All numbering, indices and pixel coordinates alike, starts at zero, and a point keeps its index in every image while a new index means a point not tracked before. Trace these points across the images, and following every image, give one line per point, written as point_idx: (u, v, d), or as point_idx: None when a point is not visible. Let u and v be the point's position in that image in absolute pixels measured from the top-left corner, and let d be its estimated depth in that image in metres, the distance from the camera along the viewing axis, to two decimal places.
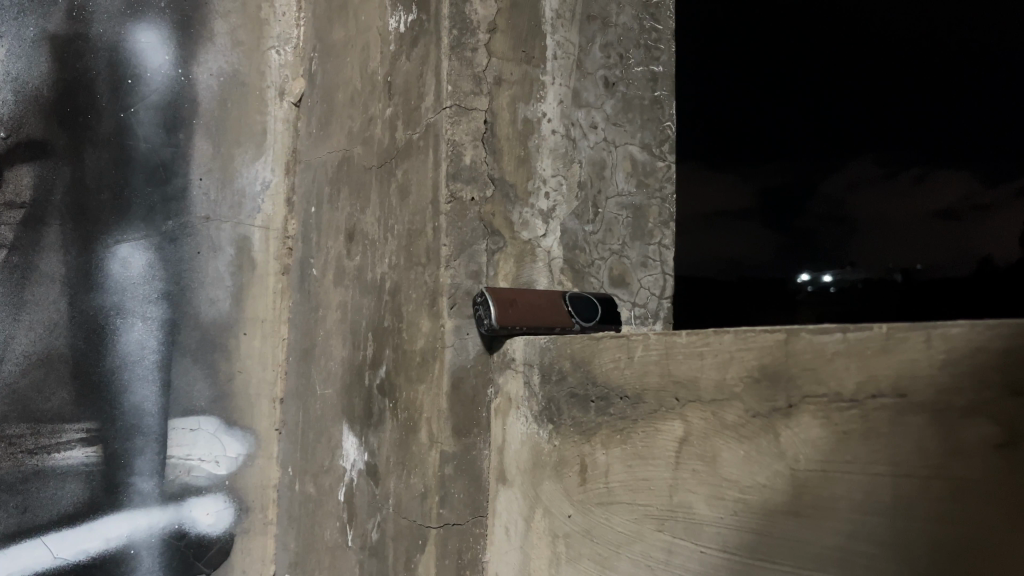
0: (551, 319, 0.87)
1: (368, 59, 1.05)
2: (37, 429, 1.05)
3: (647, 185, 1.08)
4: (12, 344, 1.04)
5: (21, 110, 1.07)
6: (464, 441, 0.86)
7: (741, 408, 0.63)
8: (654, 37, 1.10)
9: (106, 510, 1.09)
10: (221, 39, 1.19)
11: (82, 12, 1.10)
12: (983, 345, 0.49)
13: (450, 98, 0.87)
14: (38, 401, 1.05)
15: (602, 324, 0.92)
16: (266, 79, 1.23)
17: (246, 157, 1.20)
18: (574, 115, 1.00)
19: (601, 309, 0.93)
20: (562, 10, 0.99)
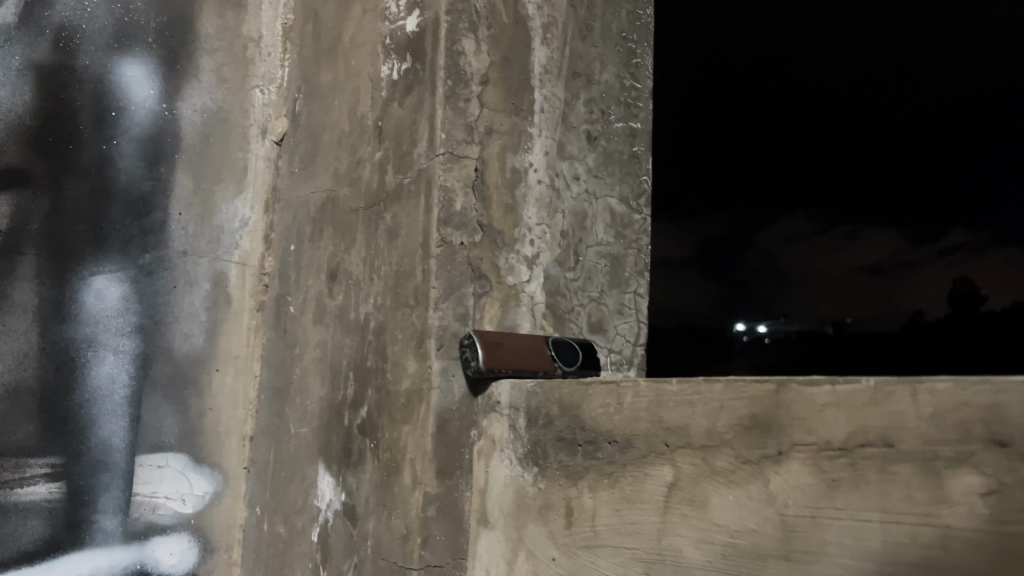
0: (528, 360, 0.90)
1: (357, 103, 1.07)
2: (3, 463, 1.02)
3: (625, 237, 1.12)
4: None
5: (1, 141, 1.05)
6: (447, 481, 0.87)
7: (731, 454, 0.66)
8: (633, 95, 1.14)
9: (67, 548, 1.05)
10: (206, 76, 1.21)
11: (70, 43, 1.10)
12: (968, 400, 0.54)
13: (444, 145, 0.90)
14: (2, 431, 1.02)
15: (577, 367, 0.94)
16: (249, 118, 1.24)
17: (226, 194, 1.21)
18: (559, 166, 1.03)
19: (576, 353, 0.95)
20: (549, 66, 1.03)
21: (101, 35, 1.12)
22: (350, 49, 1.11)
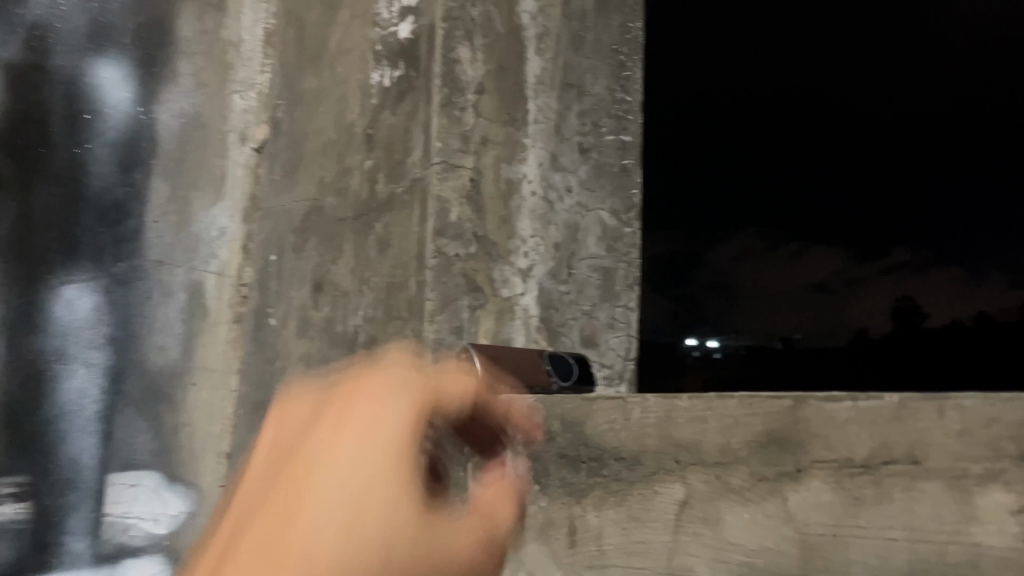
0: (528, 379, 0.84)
1: (344, 110, 1.04)
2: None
3: (615, 250, 1.09)
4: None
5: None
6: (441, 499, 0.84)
7: (746, 471, 0.65)
8: (623, 108, 1.11)
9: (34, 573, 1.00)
10: (184, 79, 1.17)
11: (42, 43, 1.06)
12: (998, 417, 0.54)
13: (439, 155, 0.88)
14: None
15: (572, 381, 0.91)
16: (228, 124, 1.21)
17: (203, 202, 1.18)
18: (552, 177, 1.02)
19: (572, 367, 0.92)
20: (542, 77, 1.02)
21: (73, 33, 1.08)
22: (336, 56, 1.08)
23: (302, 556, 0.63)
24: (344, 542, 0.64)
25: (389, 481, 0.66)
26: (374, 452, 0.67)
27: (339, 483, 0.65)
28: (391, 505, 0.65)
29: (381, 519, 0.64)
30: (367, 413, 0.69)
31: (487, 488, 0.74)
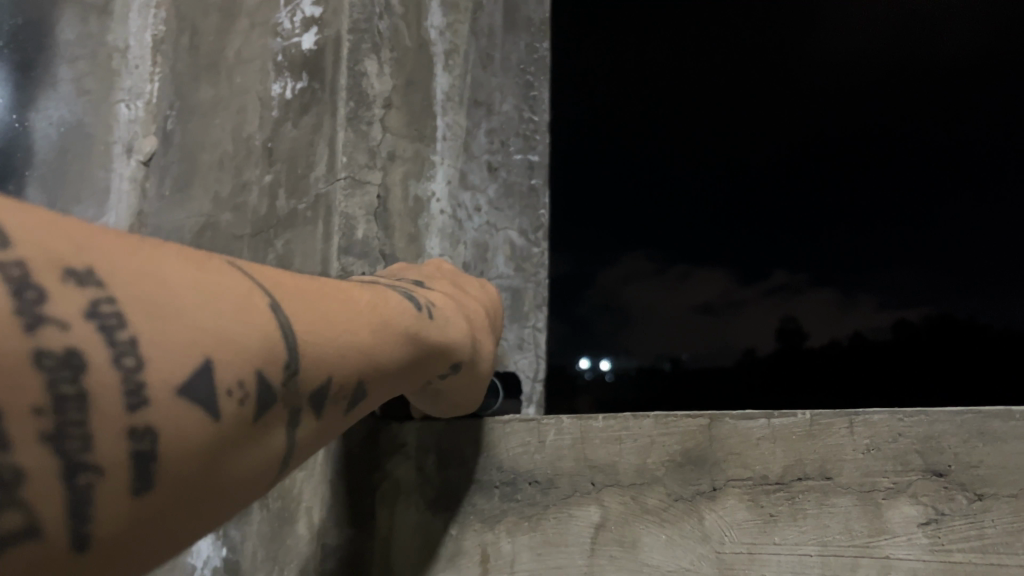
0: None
1: (243, 122, 0.99)
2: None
3: (524, 271, 1.07)
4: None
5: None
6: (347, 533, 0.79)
7: (663, 491, 0.64)
8: (531, 128, 1.11)
9: None
10: (64, 86, 1.09)
11: None
12: (904, 431, 0.56)
13: (345, 170, 0.86)
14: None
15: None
16: (113, 134, 1.14)
17: (85, 216, 1.10)
18: (460, 197, 1.01)
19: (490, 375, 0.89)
20: (451, 94, 1.00)
21: None
22: (235, 65, 1.03)
23: (334, 338, 0.46)
24: (416, 333, 0.54)
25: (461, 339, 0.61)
26: (464, 316, 0.64)
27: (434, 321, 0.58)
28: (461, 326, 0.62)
29: (458, 333, 0.61)
30: (464, 278, 0.73)
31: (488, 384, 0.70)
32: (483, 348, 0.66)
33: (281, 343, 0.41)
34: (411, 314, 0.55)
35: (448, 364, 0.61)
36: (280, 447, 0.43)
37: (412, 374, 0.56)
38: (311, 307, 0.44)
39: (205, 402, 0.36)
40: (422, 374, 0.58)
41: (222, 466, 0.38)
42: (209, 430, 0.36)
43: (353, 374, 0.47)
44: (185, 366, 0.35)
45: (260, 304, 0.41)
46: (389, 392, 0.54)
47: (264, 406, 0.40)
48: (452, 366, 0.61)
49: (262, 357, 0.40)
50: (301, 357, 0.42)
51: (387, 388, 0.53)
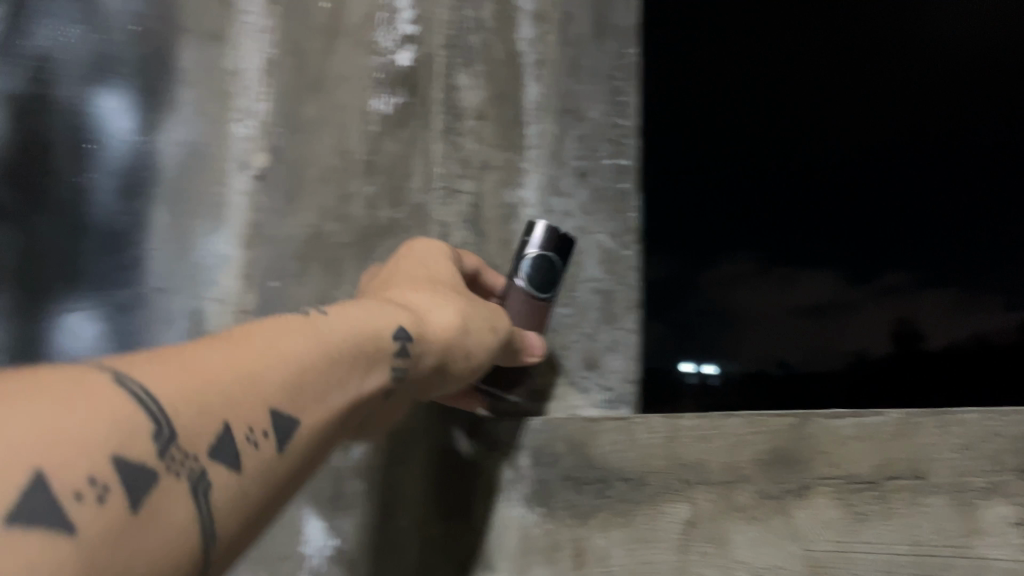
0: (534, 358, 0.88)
1: (347, 137, 1.05)
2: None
3: (615, 274, 1.06)
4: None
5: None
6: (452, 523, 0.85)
7: (750, 489, 0.66)
8: (619, 133, 1.09)
9: None
10: (183, 109, 1.15)
11: (48, 74, 1.12)
12: (1001, 431, 0.57)
13: (440, 180, 1.03)
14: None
15: (565, 239, 0.92)
16: (229, 152, 1.15)
17: (203, 230, 1.14)
18: (551, 203, 1.05)
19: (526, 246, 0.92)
20: (543, 104, 1.07)
21: (77, 66, 1.13)
22: (338, 84, 1.12)
23: (213, 381, 0.44)
24: (316, 338, 0.54)
25: (379, 325, 0.61)
26: (391, 312, 0.64)
27: (334, 323, 0.57)
28: (374, 314, 0.61)
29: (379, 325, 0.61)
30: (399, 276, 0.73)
31: (467, 343, 0.71)
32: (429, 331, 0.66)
33: (140, 410, 0.39)
34: (298, 326, 0.54)
35: (386, 345, 0.60)
36: (189, 522, 0.40)
37: (344, 374, 0.55)
38: (171, 362, 0.43)
39: (51, 515, 0.34)
40: (363, 374, 0.57)
41: (123, 565, 0.36)
42: (64, 542, 0.34)
43: (256, 407, 0.46)
44: (15, 482, 0.33)
45: (100, 384, 0.38)
46: (334, 399, 0.54)
47: (137, 491, 0.38)
48: (392, 347, 0.61)
49: (115, 439, 0.37)
50: (172, 418, 0.41)
51: (326, 396, 0.53)
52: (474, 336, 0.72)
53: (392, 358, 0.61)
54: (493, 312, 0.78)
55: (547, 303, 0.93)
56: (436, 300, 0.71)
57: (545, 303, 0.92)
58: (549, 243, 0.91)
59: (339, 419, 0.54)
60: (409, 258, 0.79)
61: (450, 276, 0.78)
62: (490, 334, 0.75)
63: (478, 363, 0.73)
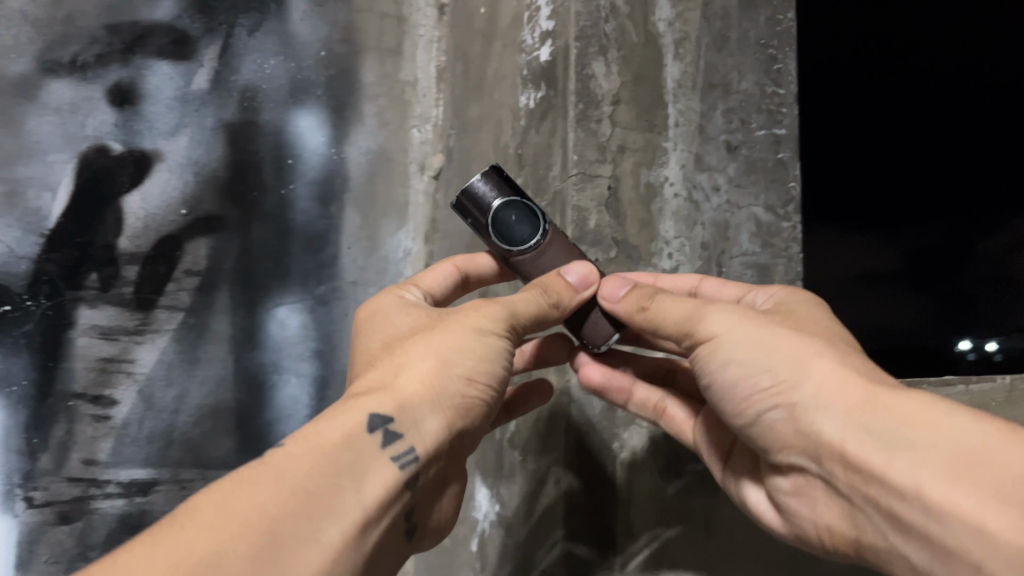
0: (585, 291, 0.70)
1: (501, 134, 1.13)
2: (63, 451, 1.13)
3: (773, 246, 1.04)
4: (69, 380, 1.14)
5: (84, 211, 1.17)
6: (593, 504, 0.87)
7: None
8: (776, 102, 1.07)
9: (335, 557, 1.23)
10: (369, 120, 1.30)
11: (253, 103, 1.25)
12: None
13: (575, 167, 0.94)
14: (97, 408, 1.14)
15: (495, 173, 0.73)
16: (409, 156, 1.32)
17: (390, 227, 1.29)
18: (696, 178, 1.05)
19: (477, 220, 0.73)
20: (683, 80, 1.05)
21: (278, 92, 1.26)
22: (493, 84, 1.17)
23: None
24: (267, 484, 0.48)
25: (350, 430, 0.54)
26: (387, 382, 0.58)
27: (292, 453, 0.51)
28: (342, 419, 0.54)
29: (376, 407, 0.56)
30: (383, 322, 0.66)
31: (460, 375, 0.60)
32: (440, 379, 0.59)
33: None
34: (237, 487, 0.48)
35: (370, 448, 0.54)
36: None
37: (332, 499, 0.50)
38: None
39: None
40: (355, 488, 0.52)
41: None
42: None
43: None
44: None
45: None
46: (329, 535, 0.48)
47: None
48: (378, 447, 0.54)
49: None
50: None
51: (314, 534, 0.48)
52: (467, 362, 0.61)
53: (388, 453, 0.54)
54: (472, 310, 0.63)
55: (548, 238, 0.73)
56: (411, 355, 0.60)
57: (547, 237, 0.73)
58: (494, 187, 0.72)
59: (347, 550, 0.49)
60: (380, 316, 0.67)
61: (410, 318, 0.65)
62: (487, 337, 0.62)
63: (489, 383, 0.62)
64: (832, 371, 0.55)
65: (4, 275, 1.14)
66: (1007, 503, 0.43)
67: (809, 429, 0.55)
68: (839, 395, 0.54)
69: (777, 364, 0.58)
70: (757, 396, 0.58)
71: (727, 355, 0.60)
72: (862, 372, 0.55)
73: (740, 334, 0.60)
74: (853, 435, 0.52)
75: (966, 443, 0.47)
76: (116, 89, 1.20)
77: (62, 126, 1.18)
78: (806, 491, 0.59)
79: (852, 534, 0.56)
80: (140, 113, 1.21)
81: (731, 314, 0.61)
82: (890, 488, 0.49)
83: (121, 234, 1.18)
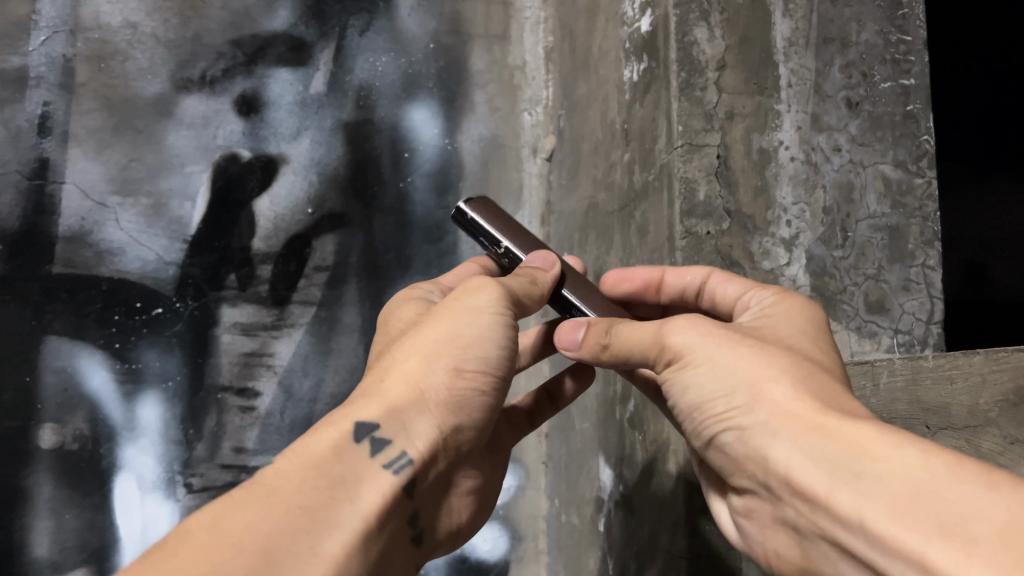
0: (555, 268, 0.67)
1: (607, 110, 1.11)
2: (216, 441, 1.21)
3: (905, 205, 1.00)
4: (216, 374, 1.22)
5: (222, 216, 1.25)
6: (692, 487, 0.81)
7: (998, 434, 0.66)
8: (902, 50, 1.02)
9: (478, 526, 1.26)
10: (480, 108, 1.34)
11: (368, 100, 1.30)
12: None
13: (681, 137, 0.90)
14: (243, 400, 1.22)
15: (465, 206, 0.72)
16: (521, 140, 1.35)
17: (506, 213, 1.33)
18: (815, 140, 0.97)
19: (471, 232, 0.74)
20: (795, 37, 0.96)
21: (391, 88, 1.31)
22: (598, 60, 1.15)
23: None
24: (256, 503, 0.49)
25: (338, 441, 0.54)
26: (374, 387, 0.58)
27: (281, 470, 0.51)
28: (330, 430, 0.54)
29: (365, 414, 0.55)
30: (390, 321, 0.67)
31: (448, 366, 0.58)
32: (434, 378, 0.58)
33: None
34: (225, 509, 0.48)
35: (360, 456, 0.53)
36: None
37: (327, 513, 0.50)
38: None
39: None
40: (352, 500, 0.51)
41: None
42: None
43: None
44: None
45: None
46: (327, 548, 0.48)
47: None
48: (367, 455, 0.54)
49: None
50: None
51: (310, 549, 0.47)
52: (460, 354, 0.58)
53: (382, 460, 0.54)
54: (461, 294, 0.61)
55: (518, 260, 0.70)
56: (397, 355, 0.59)
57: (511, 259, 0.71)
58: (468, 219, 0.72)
59: (346, 560, 0.49)
60: (385, 322, 0.68)
61: (407, 316, 0.66)
62: (481, 317, 0.59)
63: (483, 368, 0.59)
64: (790, 398, 0.49)
65: (155, 282, 1.22)
66: (949, 537, 0.36)
67: (759, 451, 0.50)
68: (787, 423, 0.48)
69: (733, 385, 0.52)
70: (712, 417, 0.53)
71: (690, 375, 0.54)
72: (821, 400, 0.48)
73: (710, 352, 0.53)
74: (800, 463, 0.46)
75: (914, 475, 0.40)
76: (243, 99, 1.27)
77: (196, 139, 1.26)
78: (756, 513, 0.54)
79: (798, 558, 0.51)
80: (265, 120, 1.28)
81: (697, 329, 0.55)
82: (837, 517, 0.43)
83: (255, 236, 1.25)
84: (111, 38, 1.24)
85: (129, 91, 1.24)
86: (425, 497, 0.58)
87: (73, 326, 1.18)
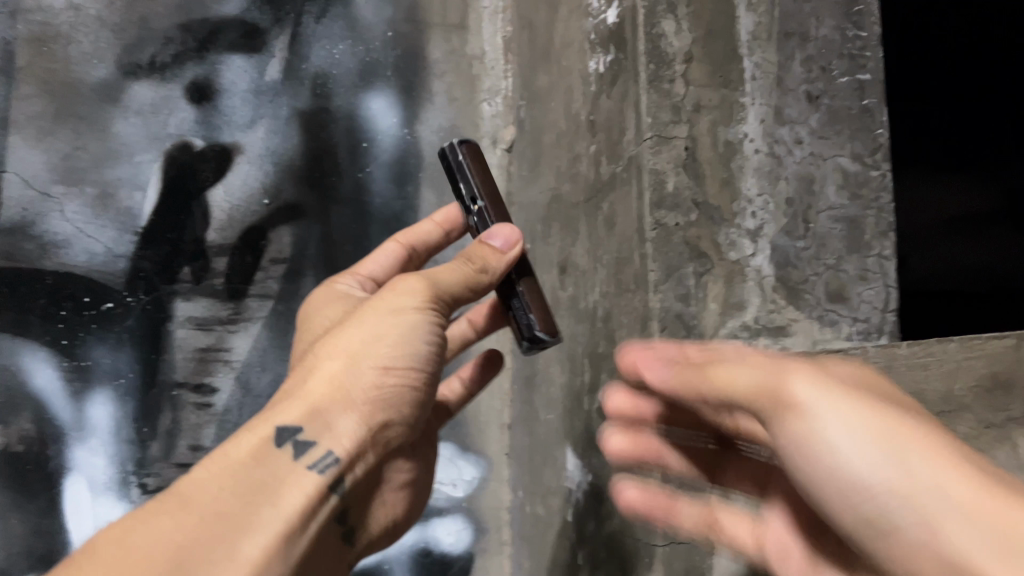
0: (514, 251, 0.67)
1: (571, 100, 1.11)
2: (171, 439, 1.17)
3: (861, 197, 0.95)
4: (170, 371, 1.18)
5: (173, 207, 1.21)
6: None
7: (972, 419, 0.68)
8: None
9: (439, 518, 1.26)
10: (438, 98, 1.33)
11: (324, 88, 1.27)
12: None
13: (650, 130, 0.91)
14: (198, 396, 1.19)
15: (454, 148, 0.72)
16: (480, 130, 1.34)
17: None
18: (777, 133, 0.99)
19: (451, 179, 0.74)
20: (757, 32, 0.98)
21: (347, 76, 1.28)
22: (560, 51, 1.15)
23: None
24: (172, 513, 0.51)
25: (258, 446, 0.56)
26: (297, 390, 0.60)
27: (200, 479, 0.53)
28: (250, 437, 0.56)
29: (286, 418, 0.57)
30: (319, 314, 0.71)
31: (373, 365, 0.60)
32: (360, 378, 0.60)
33: None
34: (137, 520, 0.50)
35: (281, 460, 0.56)
36: None
37: (248, 516, 0.52)
38: None
39: None
40: (271, 504, 0.54)
41: None
42: None
43: None
44: None
45: None
46: (247, 550, 0.51)
47: None
48: (289, 459, 0.56)
49: None
50: None
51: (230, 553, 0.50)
52: (384, 352, 0.61)
53: (304, 462, 0.57)
54: (389, 291, 0.63)
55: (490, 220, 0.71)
56: (320, 355, 0.61)
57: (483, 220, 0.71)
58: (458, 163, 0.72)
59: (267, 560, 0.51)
60: (309, 322, 0.72)
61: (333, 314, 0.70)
62: (407, 313, 0.62)
63: (407, 364, 0.62)
64: (957, 461, 0.44)
65: (102, 275, 1.17)
66: None
67: (921, 524, 0.45)
68: (957, 488, 0.43)
69: (885, 445, 0.46)
70: (859, 480, 0.48)
71: (823, 427, 0.48)
72: (986, 467, 0.44)
73: (844, 404, 0.48)
74: (975, 542, 0.42)
75: None
76: (194, 85, 1.23)
77: (144, 126, 1.21)
78: None
79: None
80: (217, 108, 1.24)
81: (821, 379, 0.49)
82: None
83: (209, 227, 1.21)
84: (52, 20, 1.18)
85: (71, 75, 1.19)
86: (354, 493, 0.61)
87: (14, 323, 1.13)
